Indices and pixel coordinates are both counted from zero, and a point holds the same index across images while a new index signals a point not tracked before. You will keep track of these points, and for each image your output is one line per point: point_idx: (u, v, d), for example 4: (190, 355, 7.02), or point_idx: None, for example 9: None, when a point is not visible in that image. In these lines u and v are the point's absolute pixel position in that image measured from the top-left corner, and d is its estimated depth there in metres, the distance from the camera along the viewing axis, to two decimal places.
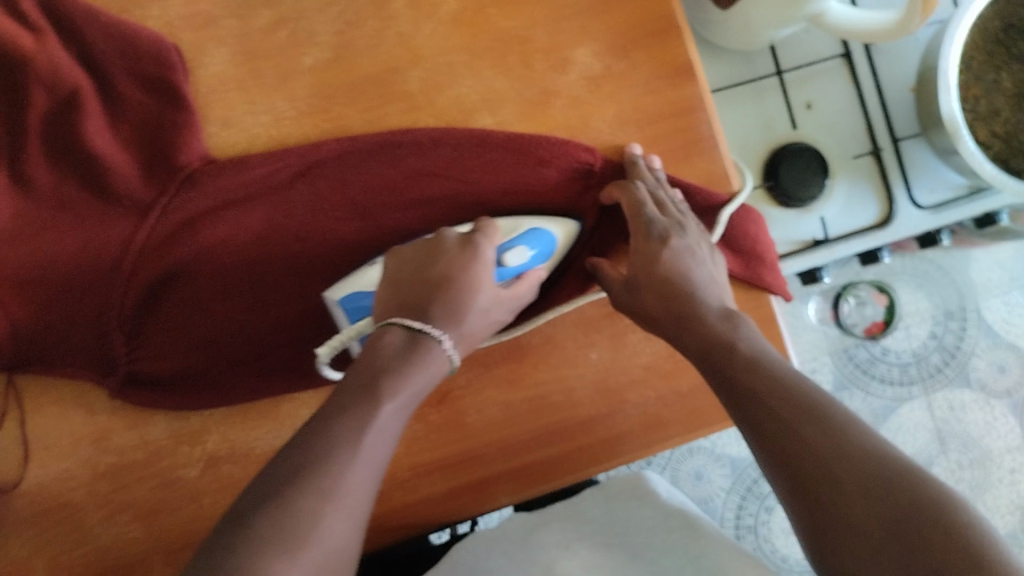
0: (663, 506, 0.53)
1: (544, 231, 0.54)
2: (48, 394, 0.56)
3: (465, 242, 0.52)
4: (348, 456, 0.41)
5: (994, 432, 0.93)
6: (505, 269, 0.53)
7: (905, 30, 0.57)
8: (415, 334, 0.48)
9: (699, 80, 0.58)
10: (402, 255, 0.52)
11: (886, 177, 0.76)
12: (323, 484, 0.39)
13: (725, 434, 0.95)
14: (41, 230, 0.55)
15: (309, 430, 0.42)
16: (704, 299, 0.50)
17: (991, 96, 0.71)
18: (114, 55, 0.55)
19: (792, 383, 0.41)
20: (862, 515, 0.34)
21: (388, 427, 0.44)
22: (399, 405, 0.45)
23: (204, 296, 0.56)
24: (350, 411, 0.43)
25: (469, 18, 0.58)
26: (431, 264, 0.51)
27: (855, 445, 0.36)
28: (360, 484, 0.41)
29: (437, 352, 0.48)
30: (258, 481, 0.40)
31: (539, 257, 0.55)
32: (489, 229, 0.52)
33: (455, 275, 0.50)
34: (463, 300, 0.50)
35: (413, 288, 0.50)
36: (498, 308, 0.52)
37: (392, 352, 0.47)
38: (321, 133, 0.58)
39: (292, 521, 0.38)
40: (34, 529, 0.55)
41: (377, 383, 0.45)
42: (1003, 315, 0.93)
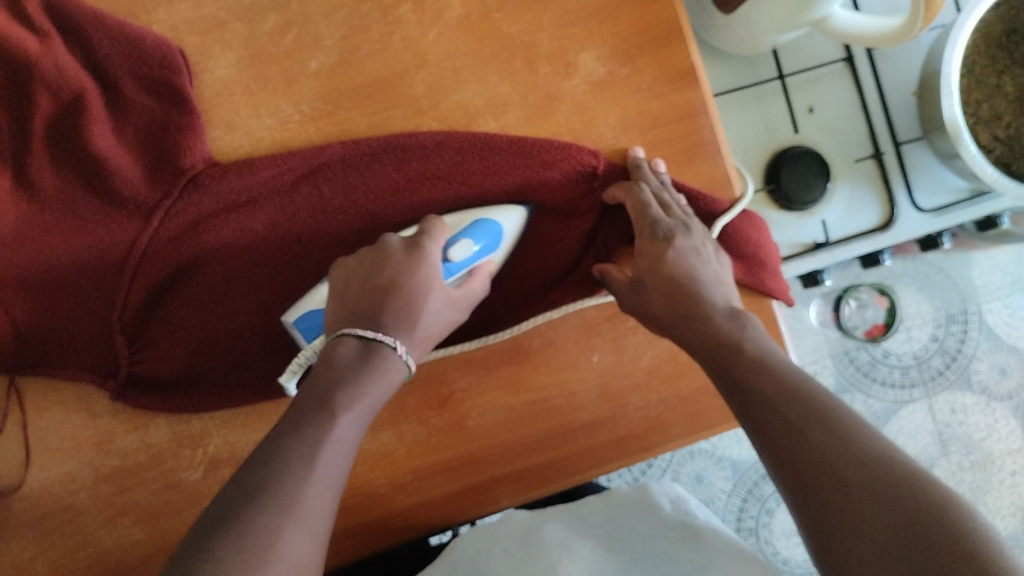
0: (670, 515, 0.53)
1: (488, 223, 0.55)
2: (52, 396, 0.56)
3: (410, 246, 0.52)
4: (305, 471, 0.41)
5: (994, 435, 0.94)
6: (451, 265, 0.53)
7: (909, 34, 0.58)
8: (369, 342, 0.48)
9: (701, 84, 0.58)
10: (346, 266, 0.52)
11: (888, 181, 0.76)
12: (280, 500, 0.40)
13: (726, 437, 0.95)
14: (45, 232, 0.55)
15: (264, 449, 0.43)
16: (710, 298, 0.50)
17: (993, 99, 0.71)
18: (119, 59, 0.55)
19: (801, 387, 0.41)
20: (866, 518, 0.34)
21: (345, 439, 0.44)
22: (355, 416, 0.45)
23: (207, 298, 0.57)
24: (306, 425, 0.43)
25: (473, 22, 0.58)
26: (379, 270, 0.51)
27: (862, 450, 0.36)
28: (320, 498, 0.41)
29: (392, 358, 0.48)
30: (217, 499, 0.40)
31: (487, 248, 0.55)
32: (432, 231, 0.53)
33: (404, 280, 0.50)
34: (413, 304, 0.50)
35: (362, 295, 0.50)
36: (450, 305, 0.52)
37: (347, 362, 0.47)
38: (325, 137, 0.58)
39: (252, 538, 0.38)
40: (37, 531, 0.55)
41: (331, 396, 0.45)
42: (1004, 318, 0.93)
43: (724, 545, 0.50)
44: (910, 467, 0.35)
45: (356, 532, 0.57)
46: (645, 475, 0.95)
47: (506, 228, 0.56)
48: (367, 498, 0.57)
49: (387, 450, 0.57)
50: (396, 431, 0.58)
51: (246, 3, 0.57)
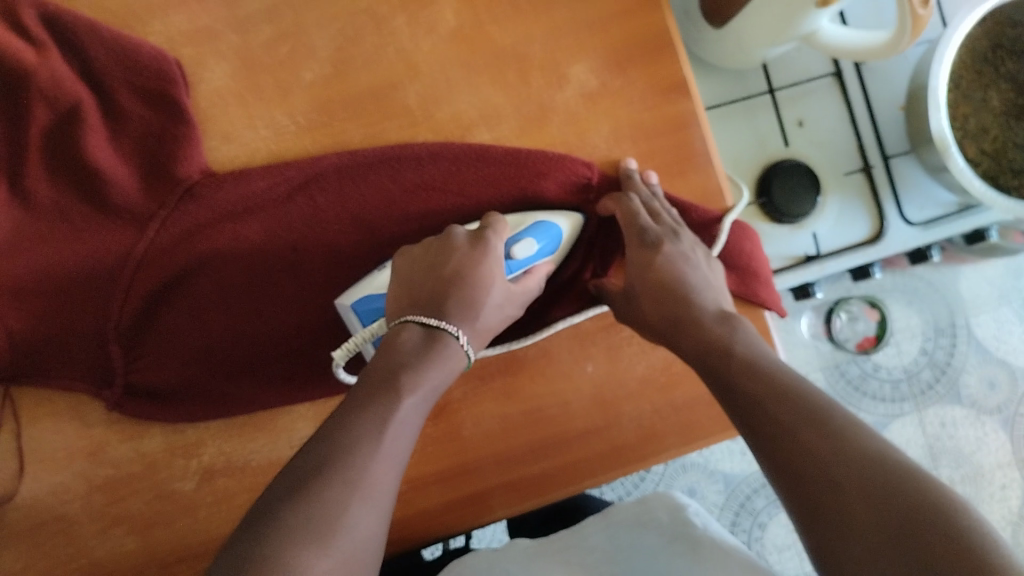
0: (671, 527, 0.53)
1: (550, 224, 0.55)
2: (45, 406, 0.56)
3: (475, 240, 0.52)
4: (371, 448, 0.41)
5: (985, 447, 0.94)
6: (512, 262, 0.54)
7: (897, 47, 0.59)
8: (432, 330, 0.49)
9: (692, 96, 0.59)
10: (411, 253, 0.53)
11: (877, 194, 0.77)
12: (347, 475, 0.40)
13: (718, 450, 0.95)
14: (41, 241, 0.56)
15: (333, 424, 0.43)
16: (702, 303, 0.51)
17: (980, 114, 0.72)
18: (116, 70, 0.56)
19: (793, 389, 0.41)
20: (860, 514, 0.34)
21: (407, 421, 0.44)
22: (418, 399, 0.45)
23: (204, 307, 0.57)
24: (371, 404, 0.44)
25: (467, 35, 0.59)
26: (443, 262, 0.51)
27: (856, 448, 0.37)
28: (384, 477, 0.41)
29: (454, 347, 0.49)
30: (286, 469, 0.41)
31: (546, 248, 0.55)
32: (495, 225, 0.53)
33: (469, 272, 0.51)
34: (477, 297, 0.51)
35: (425, 284, 0.51)
36: (510, 302, 0.53)
37: (410, 348, 0.47)
38: (322, 147, 0.58)
39: (322, 510, 0.38)
40: (29, 542, 0.55)
41: (396, 377, 0.45)
42: (993, 331, 0.94)
43: (725, 554, 0.49)
44: (902, 464, 0.35)
45: None
46: (638, 489, 0.95)
47: (565, 230, 0.57)
48: None
49: None
50: None
51: (242, 15, 0.58)
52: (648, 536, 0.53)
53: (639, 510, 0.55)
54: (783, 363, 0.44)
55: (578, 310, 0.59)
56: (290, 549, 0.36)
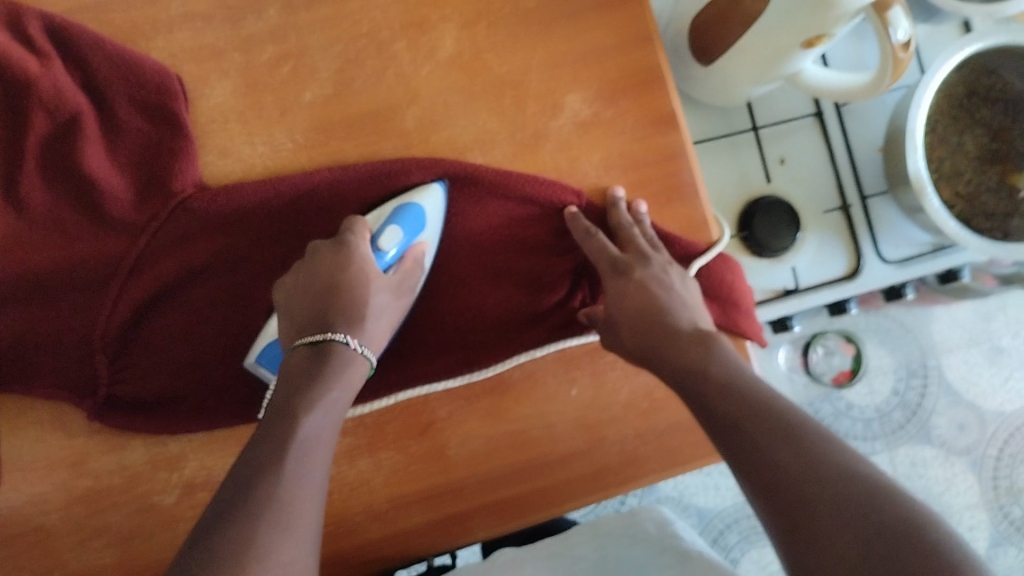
0: (659, 540, 0.54)
1: (405, 206, 0.55)
2: (27, 415, 0.56)
3: (338, 244, 0.53)
4: (276, 475, 0.42)
5: (954, 488, 0.96)
6: (385, 255, 0.54)
7: (878, 89, 0.61)
8: (318, 344, 0.49)
9: (682, 128, 0.61)
10: (285, 282, 0.53)
11: (854, 233, 0.79)
12: (254, 507, 0.40)
13: (692, 484, 0.96)
14: (32, 247, 0.56)
15: (239, 462, 0.43)
16: (675, 323, 0.52)
17: (954, 157, 0.75)
18: (117, 83, 0.57)
19: (765, 406, 0.43)
20: (833, 530, 0.35)
21: (314, 438, 0.45)
22: (318, 416, 0.46)
23: (192, 317, 0.57)
24: (270, 435, 0.44)
25: (465, 61, 0.60)
26: (316, 275, 0.52)
27: (827, 465, 0.38)
28: (297, 499, 0.41)
29: (349, 352, 0.50)
30: (199, 517, 0.41)
31: (415, 232, 0.55)
32: (355, 225, 0.54)
33: (342, 277, 0.52)
34: (359, 300, 0.52)
35: (307, 306, 0.52)
36: (393, 293, 0.54)
37: (301, 368, 0.48)
38: (316, 165, 0.59)
39: (231, 547, 0.38)
40: (6, 552, 0.54)
41: (291, 404, 0.46)
42: (963, 372, 0.96)
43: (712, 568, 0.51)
44: (877, 482, 0.37)
45: (331, 560, 0.57)
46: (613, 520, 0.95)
47: (429, 209, 0.56)
48: (342, 526, 0.57)
49: (365, 478, 0.57)
50: (374, 460, 0.58)
51: (245, 33, 0.59)
52: (631, 552, 0.54)
53: (627, 524, 0.56)
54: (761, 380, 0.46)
55: (567, 336, 0.59)
56: None
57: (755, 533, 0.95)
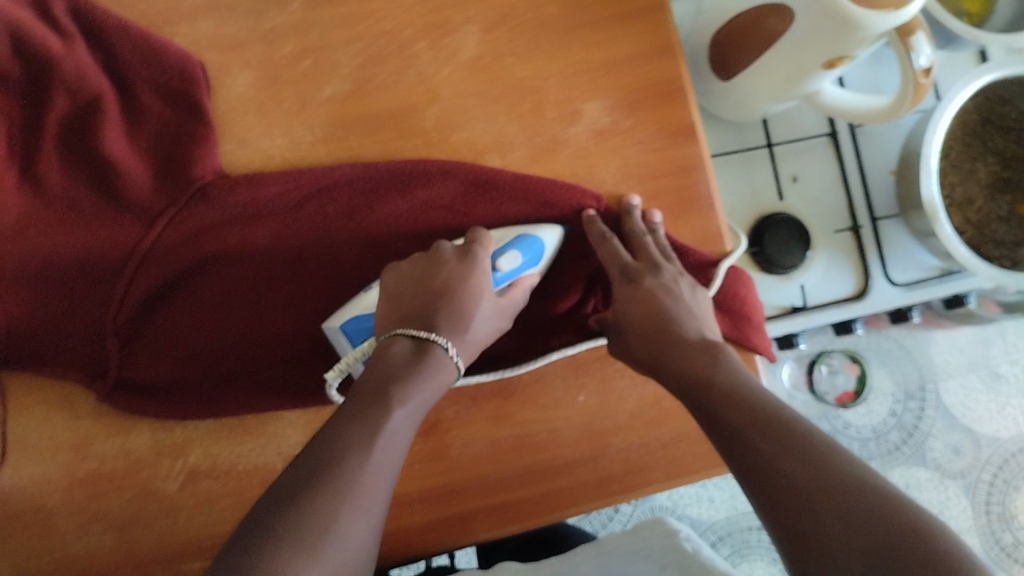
0: (662, 553, 0.54)
1: (529, 236, 0.56)
2: (35, 395, 0.56)
3: (462, 254, 0.54)
4: (361, 459, 0.42)
5: (947, 512, 0.96)
6: (499, 275, 0.55)
7: (897, 112, 0.62)
8: (421, 341, 0.49)
9: (699, 141, 0.61)
10: (400, 271, 0.54)
11: (863, 254, 0.79)
12: (338, 485, 0.40)
13: (687, 495, 0.96)
14: (47, 227, 0.56)
15: (324, 437, 0.43)
16: (683, 332, 0.52)
17: (966, 184, 0.75)
18: (139, 67, 0.56)
19: (778, 413, 0.43)
20: (839, 540, 0.35)
21: (399, 431, 0.45)
22: (409, 410, 0.46)
23: (205, 305, 0.57)
24: (360, 418, 0.44)
25: (487, 64, 0.60)
26: (432, 276, 0.53)
27: (835, 474, 0.38)
28: (376, 486, 0.41)
29: (443, 358, 0.49)
30: (275, 484, 0.41)
31: (529, 261, 0.56)
32: (479, 239, 0.55)
33: (457, 284, 0.52)
34: (465, 310, 0.52)
35: (416, 300, 0.52)
36: (499, 315, 0.54)
37: (400, 359, 0.48)
38: (335, 159, 0.59)
39: (311, 521, 0.38)
40: (6, 531, 0.54)
41: (386, 391, 0.46)
42: (960, 398, 0.96)
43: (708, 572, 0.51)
44: (883, 490, 0.37)
45: None
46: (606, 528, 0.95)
47: (548, 244, 0.57)
48: None
49: None
50: None
51: (269, 26, 0.59)
52: (632, 560, 0.55)
53: (633, 540, 0.56)
54: (765, 392, 0.46)
55: (579, 342, 0.59)
56: (281, 558, 0.36)
57: (746, 547, 0.96)
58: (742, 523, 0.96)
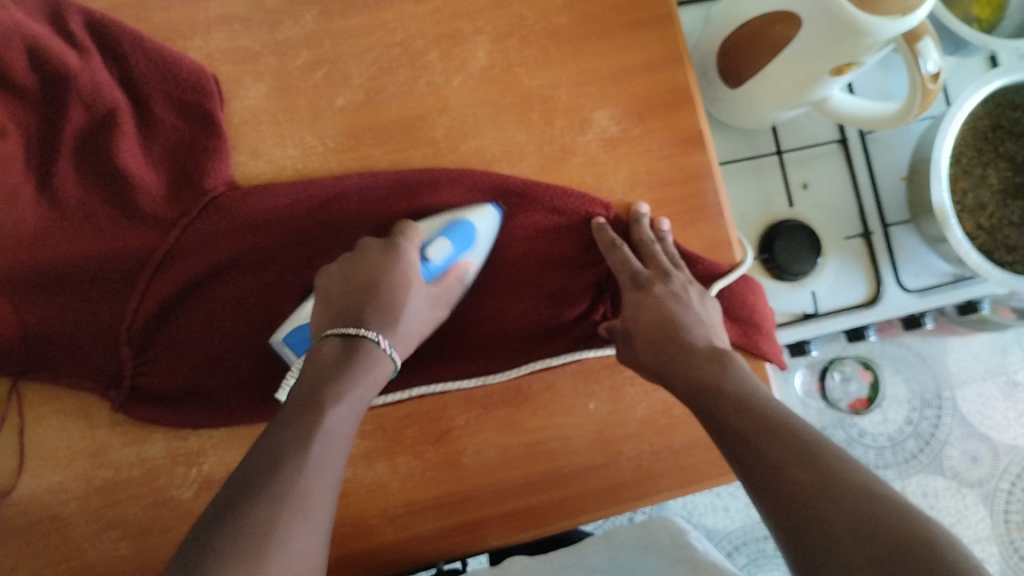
0: (672, 550, 0.55)
1: (459, 222, 0.57)
2: (52, 403, 0.57)
3: (387, 246, 0.55)
4: (302, 462, 0.42)
5: (965, 521, 0.95)
6: (430, 265, 0.57)
7: (905, 118, 0.62)
8: (349, 338, 0.51)
9: (708, 149, 0.61)
10: (330, 273, 0.55)
11: (875, 260, 0.79)
12: (279, 490, 0.41)
13: (702, 505, 0.95)
14: (63, 239, 0.56)
15: (263, 443, 0.44)
16: (692, 340, 0.52)
17: (978, 190, 0.75)
18: (154, 80, 0.57)
19: (784, 424, 0.43)
20: (846, 547, 0.35)
21: (337, 431, 0.46)
22: (344, 410, 0.47)
23: (219, 314, 0.58)
24: (295, 422, 0.45)
25: (497, 74, 0.61)
26: (357, 272, 0.54)
27: (844, 485, 0.38)
28: (317, 490, 0.42)
29: (376, 352, 0.51)
30: (217, 495, 0.41)
31: (463, 249, 0.57)
32: (408, 231, 0.56)
33: (381, 276, 0.53)
34: (393, 302, 0.54)
35: (346, 298, 0.54)
36: (432, 303, 0.56)
37: (330, 359, 0.50)
38: (346, 170, 0.60)
39: (254, 526, 0.39)
40: (24, 539, 0.55)
41: (319, 393, 0.47)
42: (978, 406, 0.95)
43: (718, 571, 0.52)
44: (893, 498, 0.37)
45: (343, 561, 0.58)
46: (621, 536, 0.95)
47: (481, 230, 0.58)
48: (357, 528, 0.58)
49: (381, 481, 0.58)
50: (391, 463, 0.58)
51: (282, 38, 0.60)
52: (643, 561, 0.55)
53: (642, 537, 0.57)
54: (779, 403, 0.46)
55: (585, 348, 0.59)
56: (229, 565, 0.37)
57: (762, 557, 0.95)
58: (758, 532, 0.95)
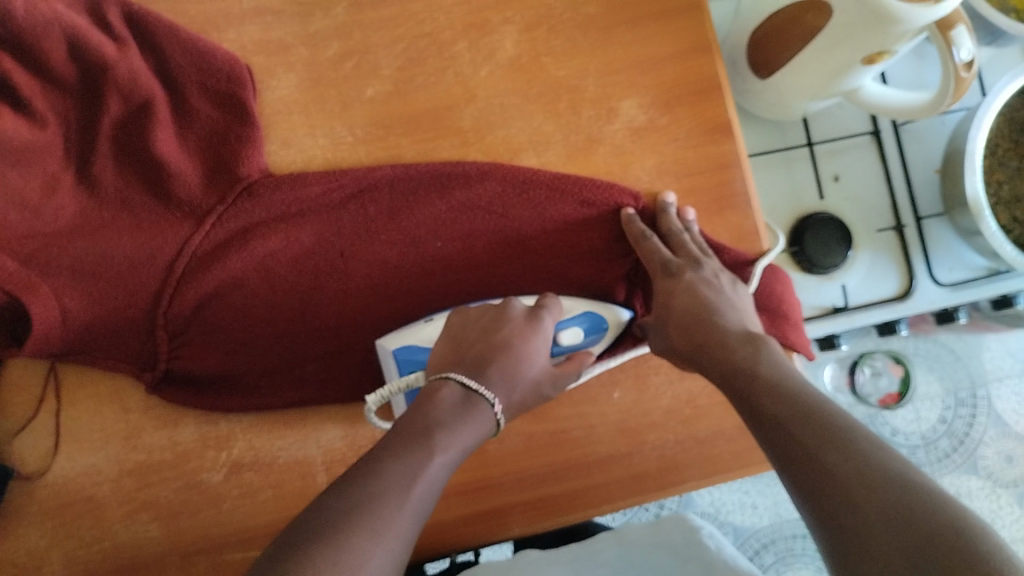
0: (684, 549, 0.55)
1: (595, 314, 0.58)
2: (87, 388, 0.58)
3: (530, 317, 0.55)
4: (398, 503, 0.41)
5: (999, 521, 0.94)
6: (558, 346, 0.57)
7: (938, 107, 0.61)
8: (470, 392, 0.49)
9: (736, 138, 0.61)
10: (466, 315, 0.55)
11: (906, 253, 0.78)
12: (374, 526, 0.39)
13: (730, 501, 0.95)
14: (101, 226, 0.57)
15: (363, 469, 0.43)
16: (725, 324, 0.52)
17: (1013, 182, 0.74)
18: (189, 70, 0.58)
19: (820, 408, 0.43)
20: (879, 536, 0.35)
21: (436, 480, 0.44)
22: (448, 460, 0.45)
23: (249, 302, 0.59)
24: (400, 460, 0.43)
25: (524, 64, 0.61)
26: (496, 328, 0.53)
27: (878, 470, 0.38)
28: (406, 535, 0.40)
29: (488, 413, 0.49)
30: (307, 514, 0.40)
31: (590, 339, 0.58)
32: (552, 308, 0.56)
33: (518, 343, 0.52)
34: (518, 370, 0.52)
35: (475, 346, 0.52)
36: (549, 382, 0.54)
37: (448, 405, 0.47)
38: (375, 159, 0.61)
39: (345, 560, 0.37)
40: (57, 520, 0.56)
41: (430, 436, 0.45)
42: (1014, 404, 0.94)
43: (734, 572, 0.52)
44: (930, 488, 0.36)
45: None
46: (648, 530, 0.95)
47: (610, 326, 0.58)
48: None
49: None
50: None
51: (313, 30, 0.61)
52: (656, 560, 0.55)
53: (654, 533, 0.57)
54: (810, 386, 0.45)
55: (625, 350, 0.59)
56: None
57: (791, 555, 0.94)
58: (787, 530, 0.95)
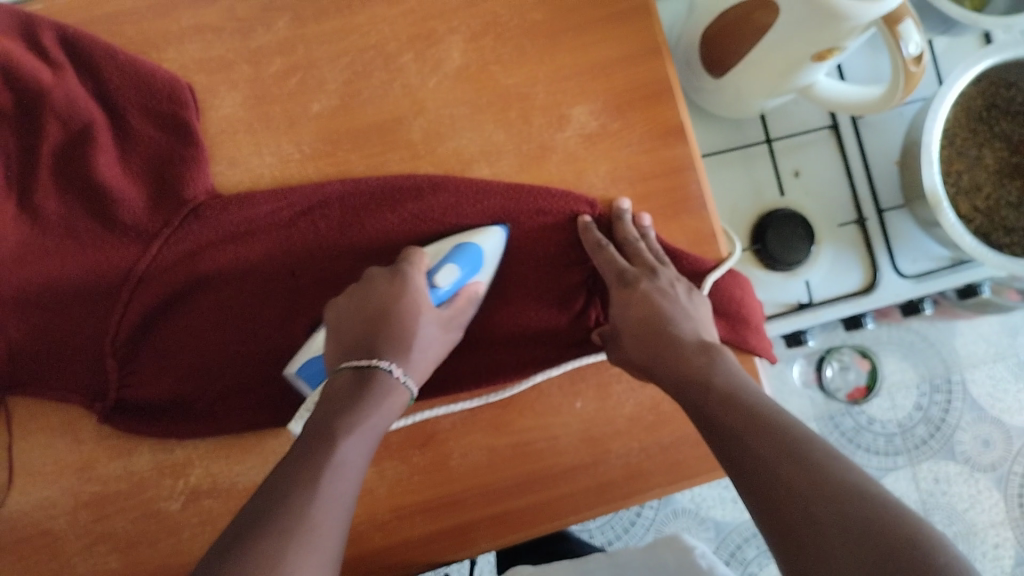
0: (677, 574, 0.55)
1: (467, 245, 0.56)
2: (37, 420, 0.57)
3: (393, 275, 0.54)
4: (309, 493, 0.42)
5: (978, 506, 0.93)
6: (439, 291, 0.55)
7: (890, 103, 0.60)
8: (364, 370, 0.51)
9: (689, 141, 0.60)
10: (337, 307, 0.55)
11: (869, 247, 0.78)
12: (286, 522, 0.40)
13: (710, 498, 0.94)
14: (45, 254, 0.57)
15: (276, 475, 0.44)
16: (679, 333, 0.52)
17: (973, 171, 0.74)
18: (128, 91, 0.58)
19: (770, 415, 0.43)
20: (836, 551, 0.34)
21: (351, 460, 0.46)
22: (356, 439, 0.47)
23: (200, 324, 0.58)
24: (308, 455, 0.45)
25: (472, 73, 0.60)
26: (367, 304, 0.54)
27: (834, 482, 0.37)
28: (327, 520, 0.42)
29: (391, 379, 0.51)
30: (219, 539, 0.41)
31: (472, 271, 0.56)
32: (413, 258, 0.55)
33: (394, 309, 0.53)
34: (406, 330, 0.53)
35: (358, 328, 0.53)
36: (446, 327, 0.55)
37: (343, 391, 0.50)
38: (324, 175, 0.60)
39: (255, 559, 0.38)
40: (14, 555, 0.55)
41: (332, 426, 0.47)
42: (988, 388, 0.93)
43: None
44: (886, 500, 0.36)
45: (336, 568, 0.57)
46: (629, 532, 0.95)
47: (488, 250, 0.57)
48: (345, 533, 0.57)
49: (369, 487, 0.58)
50: (378, 469, 0.58)
51: (255, 46, 0.60)
52: None
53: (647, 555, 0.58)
54: (764, 396, 0.45)
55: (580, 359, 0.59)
56: None
57: None
58: None
